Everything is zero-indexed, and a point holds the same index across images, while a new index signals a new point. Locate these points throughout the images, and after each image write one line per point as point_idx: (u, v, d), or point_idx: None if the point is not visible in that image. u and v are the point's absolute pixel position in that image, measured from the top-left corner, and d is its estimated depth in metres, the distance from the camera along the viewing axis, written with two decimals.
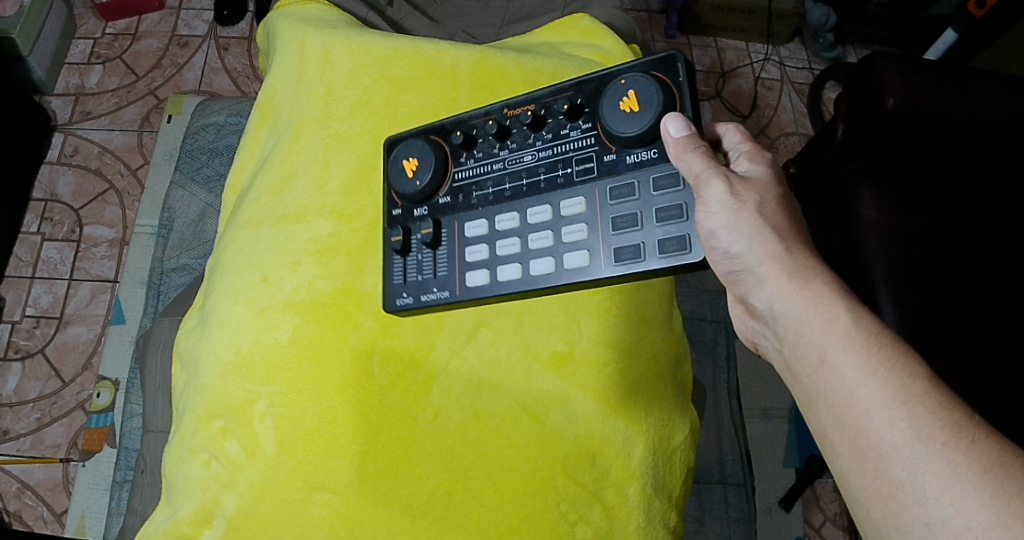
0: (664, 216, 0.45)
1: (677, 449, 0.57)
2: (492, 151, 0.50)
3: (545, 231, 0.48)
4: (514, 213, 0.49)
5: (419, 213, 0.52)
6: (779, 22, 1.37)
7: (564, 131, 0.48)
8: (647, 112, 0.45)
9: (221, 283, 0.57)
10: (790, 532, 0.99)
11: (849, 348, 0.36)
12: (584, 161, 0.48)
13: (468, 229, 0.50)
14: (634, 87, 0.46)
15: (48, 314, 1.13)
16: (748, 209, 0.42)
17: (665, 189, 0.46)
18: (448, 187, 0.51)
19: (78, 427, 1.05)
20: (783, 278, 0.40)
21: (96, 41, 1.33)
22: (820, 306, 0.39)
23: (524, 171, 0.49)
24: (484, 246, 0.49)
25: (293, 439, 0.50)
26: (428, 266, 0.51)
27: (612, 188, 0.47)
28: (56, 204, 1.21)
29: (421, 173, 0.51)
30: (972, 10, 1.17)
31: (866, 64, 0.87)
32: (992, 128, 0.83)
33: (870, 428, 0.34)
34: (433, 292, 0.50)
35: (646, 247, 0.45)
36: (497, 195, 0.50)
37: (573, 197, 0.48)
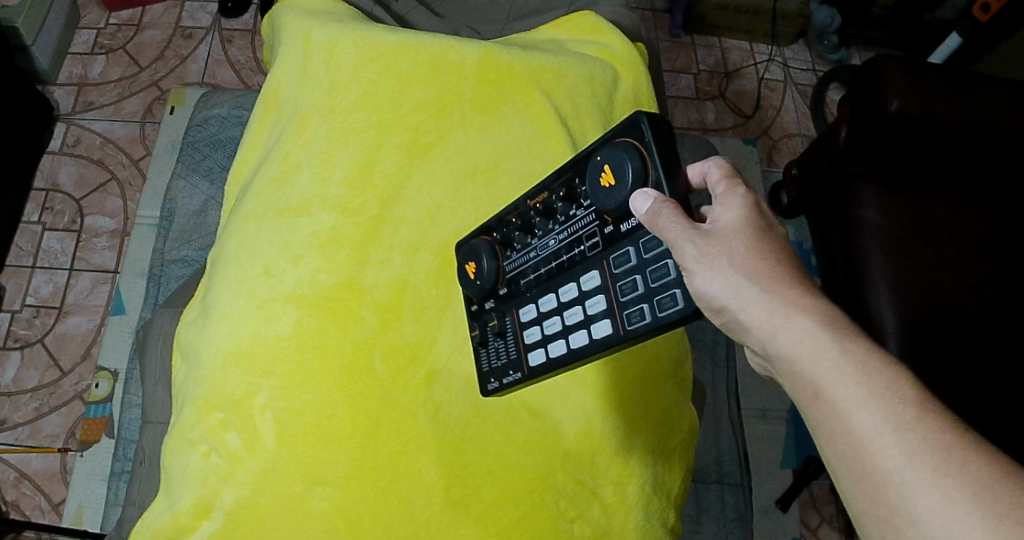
0: (658, 278, 0.39)
1: (676, 446, 0.57)
2: (525, 242, 0.47)
3: (575, 308, 0.43)
4: (550, 294, 0.45)
5: (487, 304, 0.50)
6: (783, 23, 1.37)
7: (570, 212, 0.44)
8: (624, 182, 0.39)
9: (223, 276, 0.57)
10: (786, 533, 0.99)
11: (837, 377, 0.32)
12: (593, 236, 0.43)
13: (522, 317, 0.47)
14: (608, 160, 0.41)
15: (48, 304, 1.13)
16: (722, 266, 0.35)
17: (653, 247, 0.39)
18: (505, 281, 0.49)
19: (76, 417, 1.06)
20: (767, 316, 0.34)
21: (99, 31, 1.33)
22: (804, 339, 0.33)
23: (551, 256, 0.45)
24: (536, 326, 0.46)
25: (293, 431, 0.51)
26: (503, 352, 0.49)
27: (610, 257, 0.41)
28: (58, 194, 1.21)
29: (479, 270, 0.49)
30: (977, 15, 1.18)
31: (869, 66, 0.87)
32: (993, 132, 0.83)
33: (865, 454, 0.30)
34: (511, 374, 0.48)
35: (649, 308, 0.39)
36: (540, 279, 0.46)
37: (588, 271, 0.43)
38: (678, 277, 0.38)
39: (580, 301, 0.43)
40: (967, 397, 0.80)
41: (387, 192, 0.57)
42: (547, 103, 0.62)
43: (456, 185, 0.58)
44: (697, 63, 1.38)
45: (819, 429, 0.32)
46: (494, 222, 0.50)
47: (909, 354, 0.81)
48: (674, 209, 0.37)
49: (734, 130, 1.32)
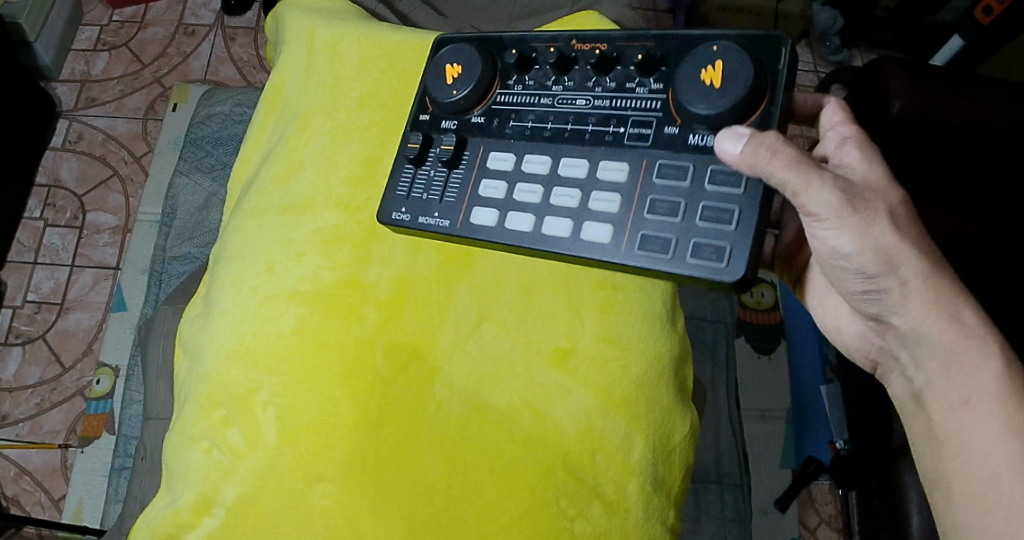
0: (705, 217, 0.42)
1: (677, 447, 0.57)
2: (544, 83, 0.49)
3: (574, 189, 0.46)
4: (539, 156, 0.48)
5: (446, 125, 0.51)
6: (786, 24, 1.38)
7: (630, 86, 0.46)
8: (727, 89, 0.42)
9: (225, 272, 0.58)
10: (785, 533, 1.00)
11: (993, 397, 0.41)
12: (641, 125, 0.45)
13: (493, 161, 0.49)
14: (723, 58, 0.42)
15: (49, 300, 1.13)
16: (882, 225, 0.40)
17: (718, 185, 0.42)
18: (489, 106, 0.50)
19: (77, 413, 1.05)
20: (939, 314, 0.42)
21: (102, 28, 1.33)
22: (967, 342, 0.42)
23: (572, 114, 0.48)
24: (503, 183, 0.49)
25: (294, 428, 0.51)
26: (439, 187, 0.51)
27: (660, 166, 0.44)
28: (60, 191, 1.21)
29: (461, 81, 0.50)
30: (978, 17, 1.19)
31: (871, 67, 0.88)
32: (995, 133, 0.82)
33: (981, 450, 0.41)
34: (432, 216, 0.50)
35: (676, 244, 0.42)
36: (535, 131, 0.49)
37: (613, 158, 0.46)
38: (731, 234, 0.41)
39: (585, 185, 0.46)
40: None
41: None
42: None
43: None
44: None
45: (936, 402, 0.44)
46: (511, 42, 0.51)
47: None
48: (778, 138, 0.39)
49: None
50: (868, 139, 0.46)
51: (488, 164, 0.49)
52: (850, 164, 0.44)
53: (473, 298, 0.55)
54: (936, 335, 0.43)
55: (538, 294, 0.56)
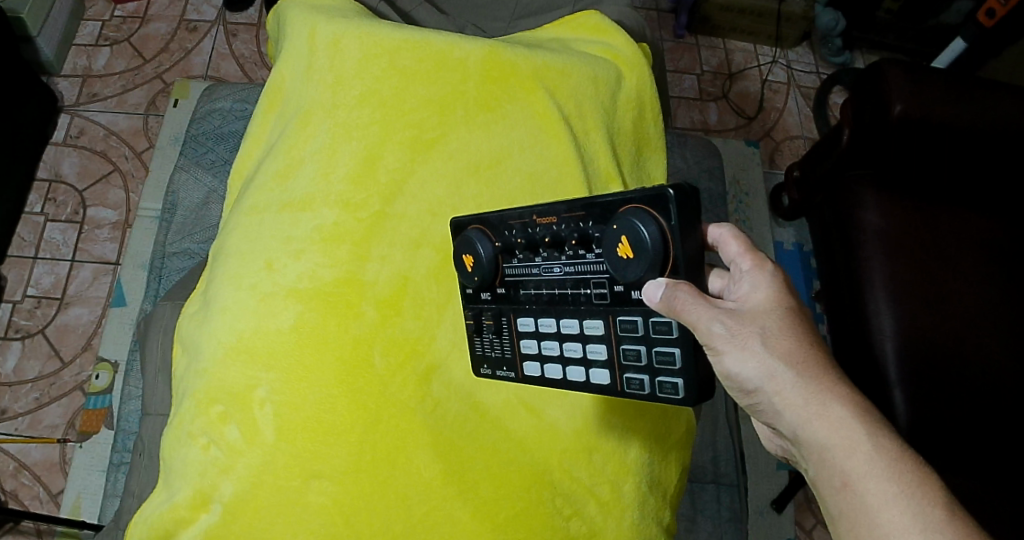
0: (662, 358, 0.42)
1: (674, 446, 0.57)
2: (530, 258, 0.47)
3: (574, 343, 0.46)
4: (549, 319, 0.47)
5: (483, 297, 0.50)
6: (788, 25, 1.38)
7: (581, 252, 0.44)
8: (641, 257, 0.41)
9: (224, 269, 0.57)
10: (781, 534, 1.00)
11: (871, 476, 0.36)
12: (602, 286, 0.44)
13: (520, 325, 0.49)
14: (626, 232, 0.41)
15: (49, 295, 1.13)
16: (755, 344, 0.39)
17: (660, 333, 0.42)
18: (501, 280, 0.49)
19: (76, 408, 1.06)
20: (802, 404, 0.38)
21: (104, 23, 1.33)
22: (840, 429, 0.38)
23: (555, 283, 0.46)
24: (532, 340, 0.48)
25: (292, 426, 0.51)
26: (499, 347, 0.50)
27: (620, 320, 0.44)
28: (60, 185, 1.21)
29: (476, 268, 0.48)
30: (981, 19, 1.19)
31: (874, 69, 0.87)
32: (995, 136, 0.83)
33: (872, 526, 0.36)
34: (502, 370, 0.50)
35: (649, 383, 0.43)
36: (542, 298, 0.47)
37: (593, 316, 0.45)
38: (682, 369, 0.41)
39: (579, 338, 0.46)
40: (964, 402, 0.79)
41: (391, 188, 0.57)
42: (550, 101, 0.62)
43: (459, 182, 0.59)
44: (701, 63, 1.38)
45: (824, 489, 0.39)
46: (497, 221, 0.48)
47: (907, 359, 0.81)
48: (690, 289, 0.39)
49: (737, 130, 1.32)
50: (762, 260, 0.42)
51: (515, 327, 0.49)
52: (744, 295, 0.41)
53: None
54: (810, 432, 0.38)
55: None
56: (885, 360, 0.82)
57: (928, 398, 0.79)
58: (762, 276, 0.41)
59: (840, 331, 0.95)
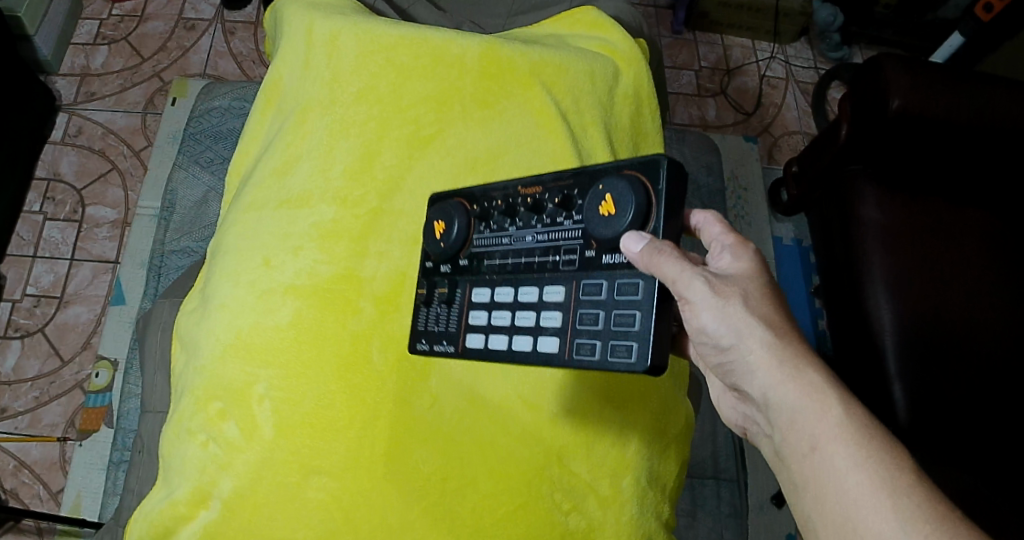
0: (620, 321, 0.41)
1: (672, 441, 0.57)
2: (502, 227, 0.48)
3: (530, 312, 0.45)
4: (508, 288, 0.47)
5: (443, 269, 0.50)
6: (786, 21, 1.37)
7: (558, 218, 0.45)
8: (622, 215, 0.42)
9: (223, 266, 0.58)
10: (781, 530, 1.00)
11: (838, 440, 0.37)
12: (571, 252, 0.44)
13: (475, 297, 0.48)
14: (611, 191, 0.42)
15: (49, 294, 1.14)
16: (736, 304, 0.40)
17: (624, 294, 0.41)
18: (467, 252, 0.49)
19: (76, 407, 1.06)
20: (774, 365, 0.39)
21: (102, 22, 1.33)
22: (811, 393, 0.38)
23: (523, 251, 0.47)
24: (483, 312, 0.47)
25: (290, 422, 0.51)
26: (444, 320, 0.49)
27: (584, 284, 0.43)
28: (59, 184, 1.21)
29: (447, 232, 0.49)
30: (979, 14, 1.17)
31: (871, 64, 0.87)
32: (993, 131, 0.83)
33: (839, 491, 0.36)
34: (441, 344, 0.49)
35: (601, 347, 0.41)
36: (503, 268, 0.47)
37: (554, 283, 0.44)
38: (638, 330, 0.40)
39: (537, 306, 0.45)
40: (963, 398, 0.79)
41: (388, 184, 0.57)
42: (548, 97, 0.62)
43: (455, 178, 0.59)
44: (699, 60, 1.38)
45: (791, 454, 0.39)
46: (477, 192, 0.50)
47: (906, 353, 0.81)
48: (672, 245, 0.40)
49: (735, 126, 1.32)
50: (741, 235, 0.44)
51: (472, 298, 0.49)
52: (725, 264, 0.43)
53: None
54: (781, 394, 0.39)
55: None
56: (885, 354, 0.82)
57: (927, 392, 0.79)
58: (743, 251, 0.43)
59: (840, 327, 0.95)
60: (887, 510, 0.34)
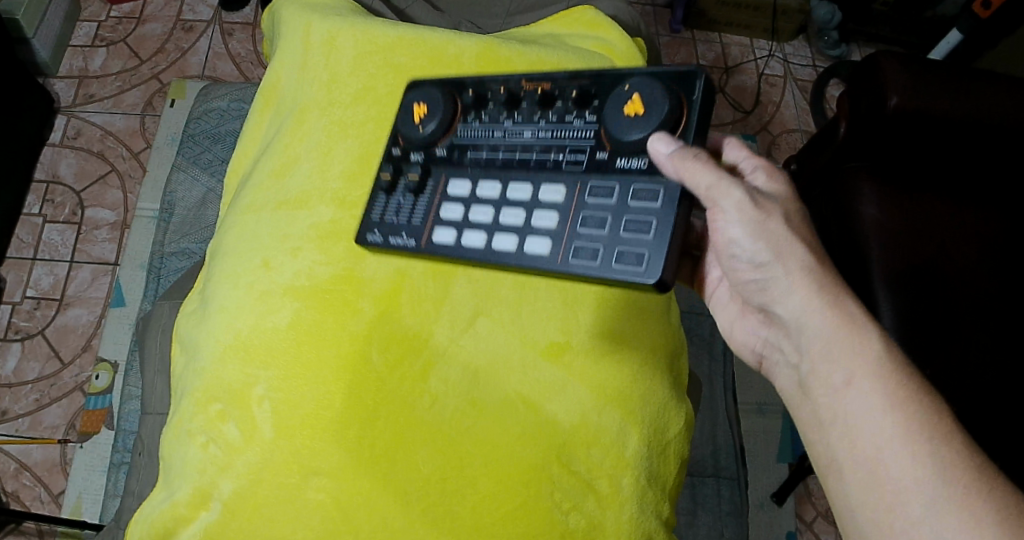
0: (630, 228, 0.44)
1: (672, 440, 0.57)
2: (497, 118, 0.50)
3: (518, 209, 0.47)
4: (493, 186, 0.49)
5: (413, 158, 0.52)
6: (783, 19, 1.37)
7: (568, 117, 0.48)
8: (651, 114, 0.44)
9: (222, 267, 0.58)
10: (782, 528, 1.00)
11: (875, 378, 0.40)
12: (577, 152, 0.47)
13: (450, 189, 0.50)
14: (639, 91, 0.45)
15: (49, 296, 1.14)
16: (775, 221, 0.42)
17: (640, 200, 0.44)
18: (447, 142, 0.51)
19: (76, 409, 1.06)
20: (813, 293, 0.42)
21: (100, 24, 1.33)
22: (851, 324, 0.41)
23: (519, 145, 0.49)
24: (460, 206, 0.49)
25: (290, 424, 0.51)
26: (406, 211, 0.50)
27: (592, 186, 0.46)
28: (58, 187, 1.21)
29: (427, 120, 0.51)
30: (978, 11, 1.18)
31: (869, 62, 0.88)
32: (991, 128, 0.83)
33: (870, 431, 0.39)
34: (400, 237, 0.50)
35: (603, 253, 0.44)
36: (490, 162, 0.49)
37: (553, 185, 0.47)
38: (650, 240, 0.43)
39: (529, 206, 0.47)
40: (963, 395, 0.79)
41: None
42: None
43: None
44: (697, 58, 1.38)
45: (820, 387, 0.42)
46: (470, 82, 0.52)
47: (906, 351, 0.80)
48: (706, 152, 0.42)
49: (734, 125, 1.32)
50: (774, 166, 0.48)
51: (448, 190, 0.50)
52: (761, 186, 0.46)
53: (470, 293, 0.55)
54: (818, 321, 0.42)
55: (533, 288, 0.56)
56: None
57: None
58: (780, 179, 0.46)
59: None
60: (920, 454, 0.37)
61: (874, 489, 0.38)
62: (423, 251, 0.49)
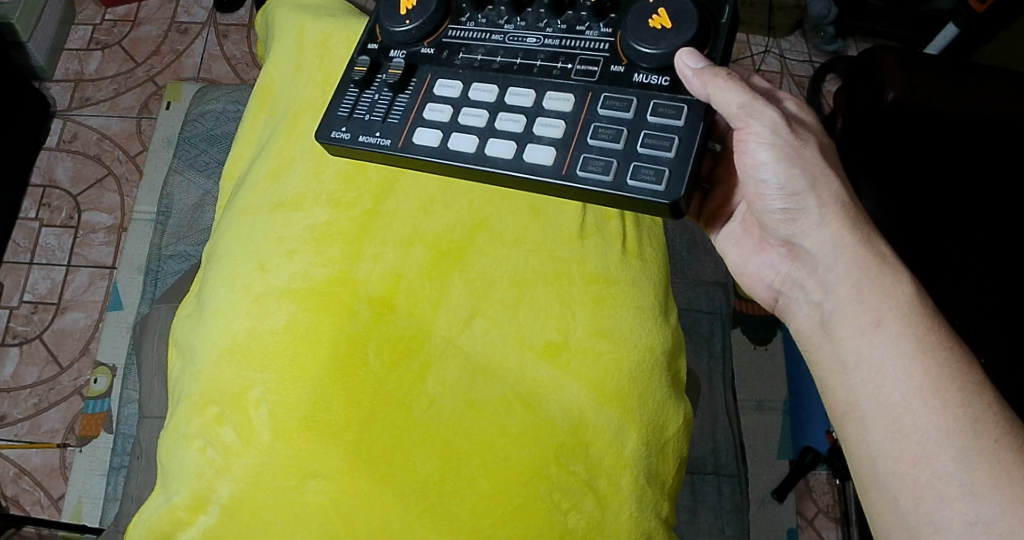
0: (645, 144, 0.46)
1: (670, 440, 0.57)
2: (496, 21, 0.53)
3: (519, 115, 0.49)
4: (487, 88, 0.51)
5: (394, 53, 0.54)
6: (779, 15, 1.37)
7: (579, 28, 0.51)
8: (679, 29, 0.46)
9: (218, 270, 0.58)
10: (783, 525, 1.00)
11: (905, 322, 0.42)
12: (587, 63, 0.50)
13: (439, 88, 0.52)
14: (665, 6, 0.47)
15: (46, 300, 1.14)
16: (809, 152, 0.46)
17: (660, 116, 0.46)
18: (436, 41, 0.53)
19: (74, 413, 1.06)
20: (845, 227, 0.45)
21: (95, 27, 1.33)
22: (884, 263, 0.45)
23: (522, 49, 0.51)
24: (449, 107, 0.51)
25: (286, 426, 0.50)
26: (382, 109, 0.53)
27: (605, 98, 0.48)
28: (55, 190, 1.21)
29: (414, 12, 0.53)
30: (973, 5, 1.18)
31: (865, 57, 0.87)
32: (990, 122, 0.82)
33: (895, 380, 0.41)
34: (374, 135, 0.52)
35: (616, 167, 0.46)
36: (484, 63, 0.52)
37: (563, 94, 0.49)
38: (669, 159, 0.45)
39: (532, 111, 0.49)
40: None
41: (380, 188, 0.58)
42: None
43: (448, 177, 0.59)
44: None
45: (847, 328, 0.45)
46: None
47: None
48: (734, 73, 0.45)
49: None
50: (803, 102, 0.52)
51: (435, 90, 0.52)
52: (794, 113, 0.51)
53: (466, 294, 0.55)
54: (848, 257, 0.45)
55: (529, 288, 0.56)
56: None
57: None
58: (809, 120, 0.51)
59: None
60: (953, 405, 0.39)
61: (901, 440, 0.40)
62: (400, 150, 0.51)
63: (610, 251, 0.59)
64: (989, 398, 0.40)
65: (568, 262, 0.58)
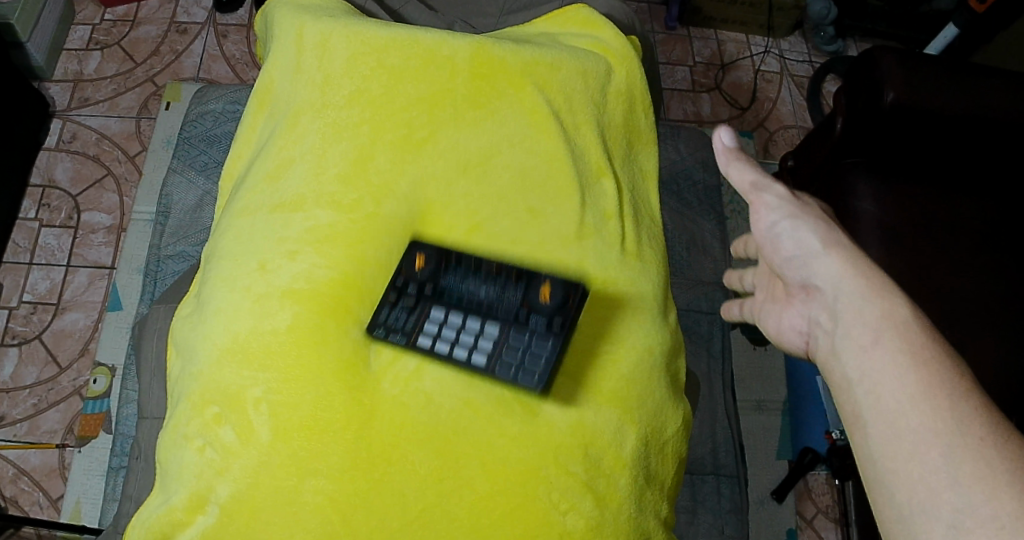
0: (533, 362, 0.51)
1: (669, 441, 0.57)
2: (467, 273, 0.54)
3: (472, 337, 0.52)
4: (460, 319, 0.53)
5: (404, 284, 0.53)
6: (779, 15, 1.36)
7: (510, 285, 0.53)
8: (555, 299, 0.51)
9: (218, 271, 0.57)
10: (782, 525, 1.00)
11: (901, 336, 0.44)
12: (513, 308, 0.52)
13: (432, 313, 0.53)
14: (552, 288, 0.52)
15: (45, 301, 1.13)
16: (812, 210, 0.54)
17: (545, 340, 0.51)
18: (433, 282, 0.54)
19: (74, 413, 1.06)
20: (846, 261, 0.50)
21: (94, 27, 1.33)
22: (881, 288, 0.47)
23: (475, 295, 0.53)
24: (434, 326, 0.53)
25: (286, 426, 0.50)
26: (399, 316, 0.53)
27: (518, 331, 0.52)
28: (54, 191, 1.21)
29: (423, 269, 0.54)
30: (973, 5, 1.17)
31: (865, 56, 0.87)
32: (989, 122, 0.83)
33: (889, 389, 0.42)
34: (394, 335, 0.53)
35: (513, 375, 0.51)
36: (456, 301, 0.54)
37: (494, 323, 0.52)
38: (543, 370, 0.50)
39: (478, 335, 0.52)
40: None
41: (380, 189, 0.57)
42: (540, 97, 0.62)
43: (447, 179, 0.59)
44: (692, 54, 1.37)
45: (849, 347, 0.46)
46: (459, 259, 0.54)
47: None
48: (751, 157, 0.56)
49: (730, 121, 1.31)
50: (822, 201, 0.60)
51: (429, 312, 0.53)
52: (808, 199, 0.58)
53: None
54: (850, 284, 0.48)
55: None
56: None
57: None
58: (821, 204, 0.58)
59: None
60: (944, 408, 0.40)
61: (893, 443, 0.40)
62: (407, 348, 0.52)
63: (611, 251, 0.59)
64: (976, 401, 0.39)
65: (567, 263, 0.57)
